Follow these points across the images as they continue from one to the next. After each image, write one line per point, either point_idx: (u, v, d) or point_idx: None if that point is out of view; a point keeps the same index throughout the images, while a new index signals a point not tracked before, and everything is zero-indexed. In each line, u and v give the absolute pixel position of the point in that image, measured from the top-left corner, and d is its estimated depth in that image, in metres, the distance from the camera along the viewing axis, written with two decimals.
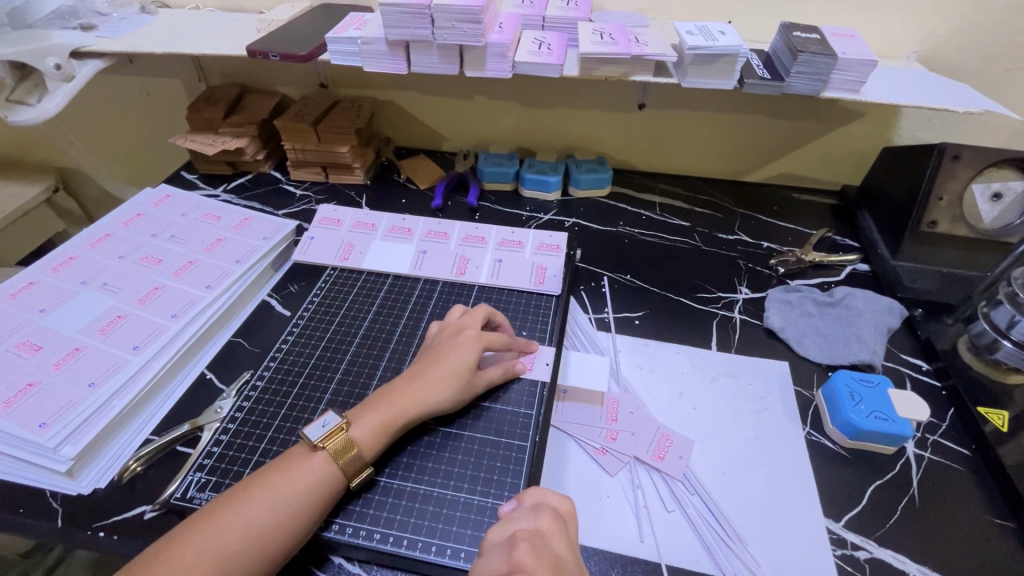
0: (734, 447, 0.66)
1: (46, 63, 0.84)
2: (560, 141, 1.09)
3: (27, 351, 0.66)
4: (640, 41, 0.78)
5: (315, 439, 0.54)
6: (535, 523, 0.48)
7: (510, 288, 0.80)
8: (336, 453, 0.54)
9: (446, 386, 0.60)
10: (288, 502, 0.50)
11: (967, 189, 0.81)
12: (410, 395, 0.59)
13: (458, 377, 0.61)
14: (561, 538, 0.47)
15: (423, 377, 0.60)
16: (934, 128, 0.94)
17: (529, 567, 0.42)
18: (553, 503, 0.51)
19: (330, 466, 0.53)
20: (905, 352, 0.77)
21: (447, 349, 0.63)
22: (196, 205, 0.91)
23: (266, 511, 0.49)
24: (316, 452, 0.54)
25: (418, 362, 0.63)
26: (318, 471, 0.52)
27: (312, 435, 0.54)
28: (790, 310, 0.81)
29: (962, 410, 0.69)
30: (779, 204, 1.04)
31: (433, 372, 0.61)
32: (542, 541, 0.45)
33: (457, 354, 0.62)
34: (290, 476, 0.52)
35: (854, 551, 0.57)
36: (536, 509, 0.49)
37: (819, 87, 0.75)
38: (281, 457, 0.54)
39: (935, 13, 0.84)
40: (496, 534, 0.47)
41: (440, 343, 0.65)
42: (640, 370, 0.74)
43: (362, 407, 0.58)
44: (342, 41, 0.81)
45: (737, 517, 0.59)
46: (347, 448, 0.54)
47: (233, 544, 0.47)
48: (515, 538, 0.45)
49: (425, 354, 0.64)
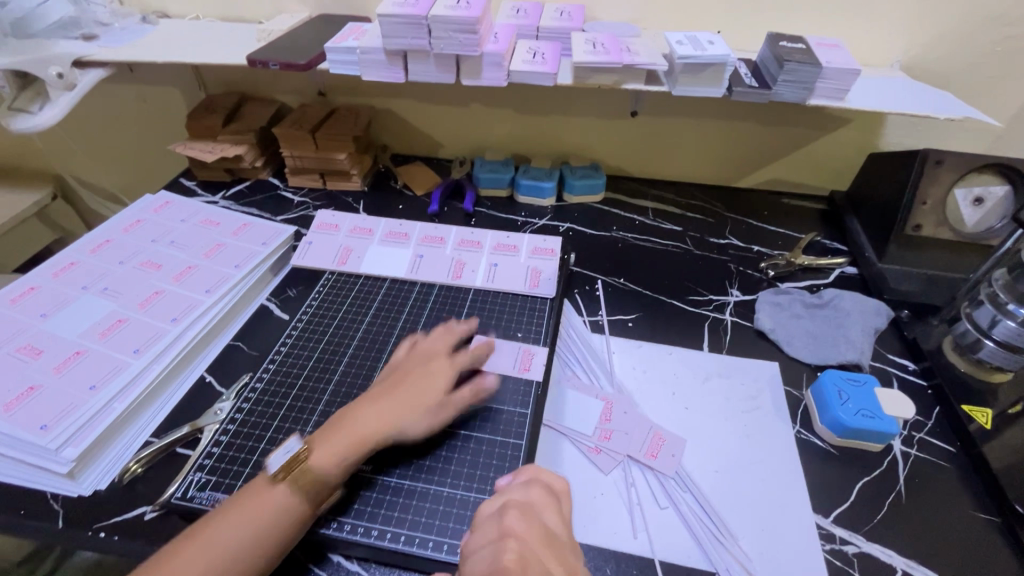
0: (726, 447, 0.67)
1: (48, 72, 0.86)
2: (555, 148, 1.11)
3: (29, 355, 0.67)
4: (632, 50, 0.80)
5: (275, 468, 0.54)
6: (527, 495, 0.50)
7: (506, 291, 0.82)
8: (296, 481, 0.54)
9: (415, 412, 0.60)
10: (245, 533, 0.50)
11: (950, 194, 0.84)
12: (375, 420, 0.59)
13: (428, 404, 0.61)
14: (552, 511, 0.49)
15: (390, 400, 0.60)
16: (917, 135, 0.97)
17: (520, 533, 0.46)
18: (547, 479, 0.53)
19: (292, 494, 0.53)
20: (893, 353, 0.79)
21: (414, 375, 0.63)
22: (195, 211, 0.92)
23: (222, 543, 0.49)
24: (276, 481, 0.54)
25: (386, 385, 0.63)
26: (278, 499, 0.53)
27: (273, 465, 0.55)
28: (781, 312, 0.83)
29: (947, 408, 0.71)
30: (770, 209, 1.06)
31: (398, 399, 0.61)
32: (534, 514, 0.48)
33: (424, 380, 0.63)
34: (248, 506, 0.52)
35: (843, 545, 0.58)
36: (528, 483, 0.51)
37: (804, 94, 0.77)
38: (243, 487, 0.54)
39: (917, 24, 0.87)
40: (487, 506, 0.49)
41: (408, 368, 0.65)
42: (634, 371, 0.75)
43: (324, 434, 0.58)
44: (340, 51, 0.83)
45: (728, 513, 0.60)
46: (305, 477, 0.54)
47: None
48: (507, 506, 0.48)
49: (393, 377, 0.64)
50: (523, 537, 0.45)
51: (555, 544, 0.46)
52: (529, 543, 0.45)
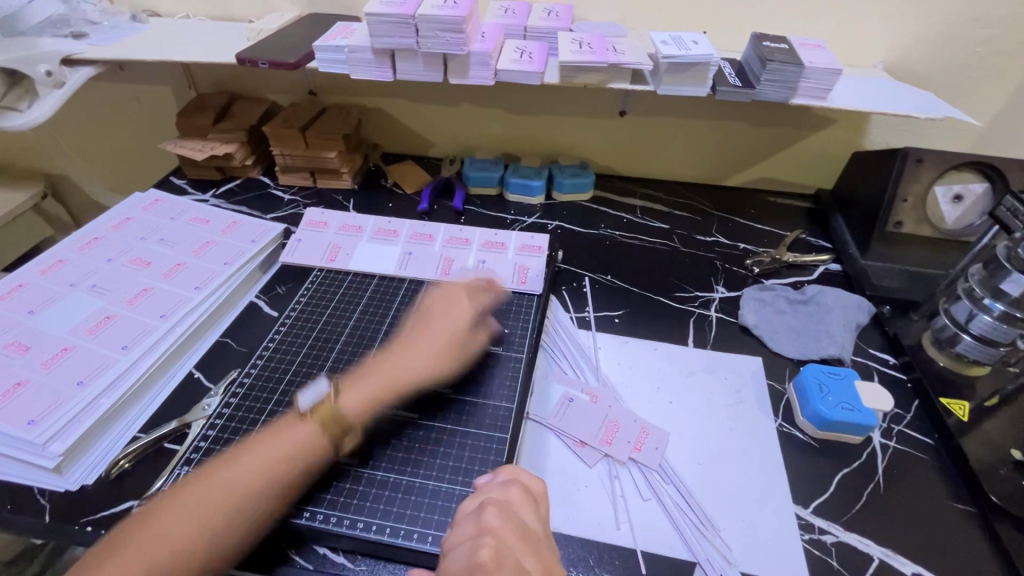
0: (709, 440, 0.68)
1: (37, 70, 0.86)
2: (545, 146, 1.12)
3: (16, 351, 0.67)
4: (617, 50, 0.81)
5: (309, 406, 0.60)
6: (506, 495, 0.51)
7: None
8: (330, 416, 0.59)
9: (442, 355, 0.68)
10: (276, 463, 0.55)
11: (930, 191, 0.85)
12: (406, 360, 0.66)
13: (453, 343, 0.69)
14: (530, 509, 0.50)
15: (416, 346, 0.68)
16: (899, 134, 0.99)
17: (497, 529, 0.46)
18: (526, 481, 0.53)
19: (317, 432, 0.58)
20: (874, 348, 0.80)
21: (440, 319, 0.72)
22: (185, 209, 0.93)
23: (255, 471, 0.54)
24: (305, 420, 0.59)
25: (414, 333, 0.70)
26: (312, 433, 0.58)
27: (302, 405, 0.60)
28: (765, 308, 0.84)
29: (926, 401, 0.72)
30: (756, 207, 1.07)
31: (426, 346, 0.68)
32: (511, 511, 0.49)
33: (449, 330, 0.70)
34: (284, 438, 0.57)
35: (821, 535, 0.59)
36: (507, 483, 0.52)
37: (787, 93, 0.79)
38: (273, 425, 0.59)
39: (898, 25, 0.88)
40: (467, 505, 0.50)
41: (433, 313, 0.73)
42: (619, 367, 0.76)
43: (352, 379, 0.64)
44: (329, 49, 0.83)
45: (709, 505, 0.61)
46: (335, 416, 0.60)
47: (222, 501, 0.52)
48: (484, 504, 0.48)
49: (421, 325, 0.72)
50: (500, 533, 0.46)
51: (531, 541, 0.46)
52: (506, 538, 0.45)
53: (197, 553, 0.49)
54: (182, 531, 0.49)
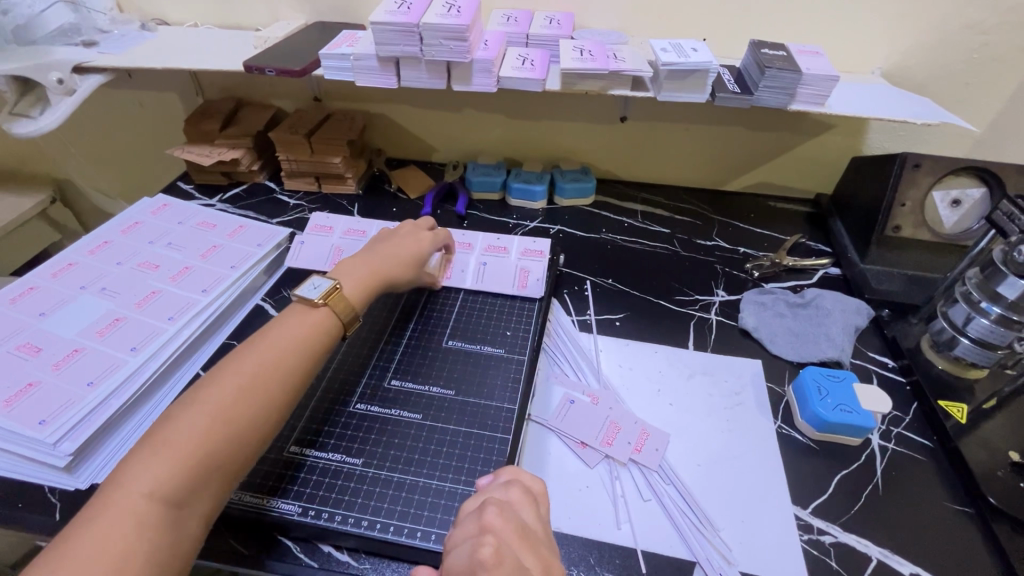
0: (709, 441, 0.69)
1: (49, 78, 0.88)
2: (546, 152, 1.13)
3: (28, 353, 0.68)
4: (618, 57, 0.83)
5: (319, 296, 0.63)
6: (507, 495, 0.51)
7: (495, 292, 0.83)
8: (337, 304, 0.64)
9: (409, 266, 0.76)
10: (296, 350, 0.58)
11: (928, 196, 0.86)
12: (385, 260, 0.73)
13: (419, 259, 0.78)
14: (530, 509, 0.51)
15: (390, 253, 0.74)
16: (897, 139, 1.00)
17: (497, 528, 0.47)
18: (526, 481, 0.54)
19: (330, 316, 0.63)
20: (873, 350, 0.81)
21: (408, 238, 0.78)
22: (192, 213, 0.94)
23: (277, 358, 0.57)
24: (318, 306, 0.63)
25: (384, 243, 0.76)
26: (325, 320, 0.62)
27: (308, 294, 0.63)
28: (765, 311, 0.85)
29: (924, 403, 0.73)
30: (756, 212, 1.08)
31: (399, 256, 0.75)
32: (512, 511, 0.49)
33: (414, 247, 0.78)
34: (297, 327, 0.60)
35: (820, 536, 0.60)
36: (508, 483, 0.53)
37: (786, 100, 0.80)
38: (279, 318, 0.61)
39: (895, 32, 0.89)
40: (468, 504, 0.51)
41: (399, 233, 0.79)
42: (620, 369, 0.77)
43: (344, 274, 0.69)
44: (335, 57, 0.85)
45: (709, 505, 0.62)
46: (345, 303, 0.65)
47: (254, 384, 0.54)
48: (485, 504, 0.49)
49: (385, 240, 0.77)
50: (500, 533, 0.46)
51: (531, 540, 0.47)
52: (507, 537, 0.46)
53: (241, 434, 0.52)
54: (224, 416, 0.51)
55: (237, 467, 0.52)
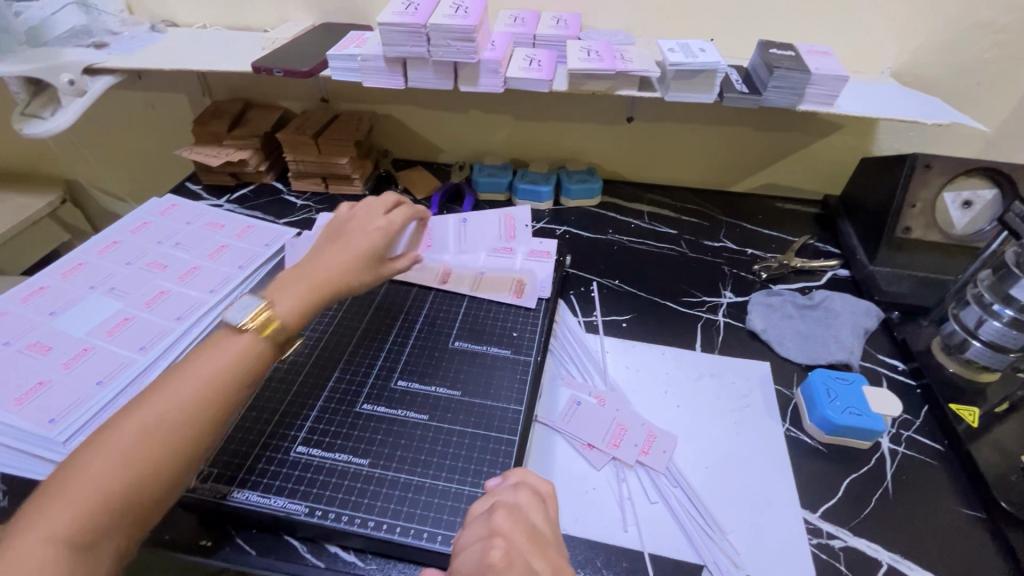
0: (717, 444, 0.68)
1: (60, 79, 0.89)
2: (553, 152, 1.13)
3: (39, 351, 0.69)
4: (625, 58, 0.82)
5: (241, 322, 0.55)
6: (515, 497, 0.51)
7: (491, 301, 0.82)
8: (265, 328, 0.55)
9: (363, 265, 0.66)
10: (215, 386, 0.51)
11: (939, 197, 0.85)
12: (332, 265, 0.63)
13: (375, 254, 0.67)
14: (539, 511, 0.50)
15: (336, 254, 0.64)
16: (907, 140, 0.99)
17: (507, 531, 0.47)
18: (534, 483, 0.53)
19: (257, 341, 0.55)
20: (883, 353, 0.80)
21: (357, 232, 0.67)
22: (200, 213, 0.95)
23: (194, 397, 0.50)
24: (242, 330, 0.54)
25: (333, 242, 0.66)
26: (250, 349, 0.54)
27: (234, 319, 0.55)
28: (773, 313, 0.84)
29: (935, 407, 0.72)
30: (763, 212, 1.08)
31: (350, 257, 0.65)
32: (521, 513, 0.49)
33: (371, 241, 0.67)
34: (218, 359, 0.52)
35: (830, 540, 0.59)
36: (518, 485, 0.53)
37: (795, 100, 0.79)
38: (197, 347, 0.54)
39: (905, 32, 0.89)
40: (478, 505, 0.51)
41: (349, 227, 0.68)
42: (627, 371, 0.77)
43: (279, 288, 0.60)
44: (342, 58, 0.85)
45: (717, 507, 0.62)
46: (277, 324, 0.56)
47: (173, 416, 0.48)
48: (494, 506, 0.49)
49: (335, 239, 0.67)
50: (510, 536, 0.46)
51: (540, 542, 0.47)
52: (517, 540, 0.46)
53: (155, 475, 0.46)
54: (121, 474, 0.45)
55: (151, 510, 0.46)
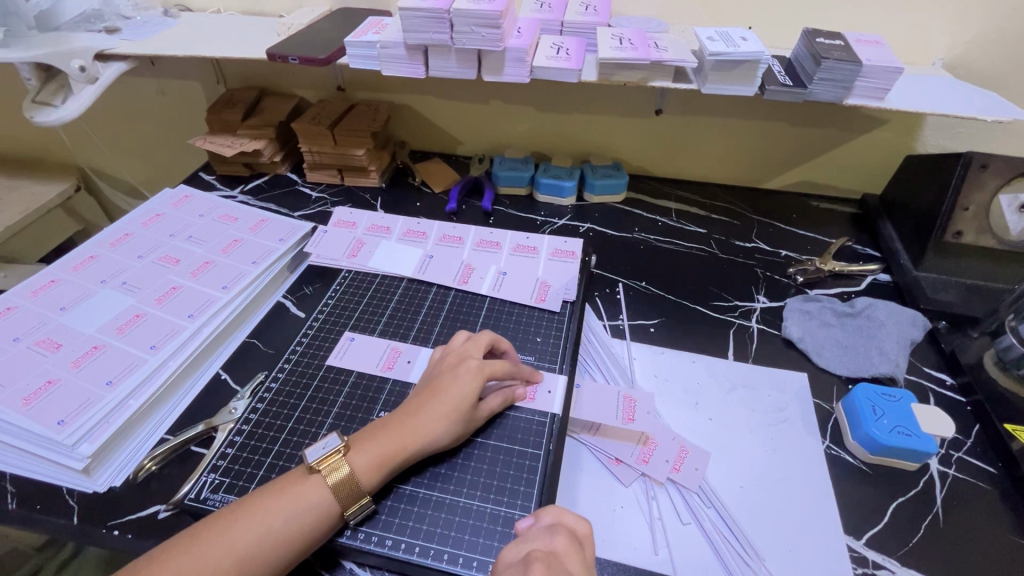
0: (753, 461, 0.64)
1: (70, 65, 0.86)
2: (576, 146, 1.08)
3: (48, 349, 0.67)
4: (660, 46, 0.77)
5: (312, 461, 0.54)
6: (551, 544, 0.47)
7: (511, 301, 0.78)
8: (331, 478, 0.53)
9: (447, 419, 0.58)
10: (260, 539, 0.49)
11: (994, 201, 0.79)
12: (409, 424, 0.57)
13: (461, 410, 0.58)
14: (577, 559, 0.47)
15: (420, 406, 0.58)
16: (957, 136, 0.93)
17: None
18: (570, 524, 0.50)
19: (324, 492, 0.52)
20: (929, 366, 0.75)
21: (448, 380, 0.60)
22: (213, 206, 0.92)
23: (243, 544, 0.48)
24: (312, 474, 0.53)
25: (420, 393, 0.60)
26: (313, 497, 0.52)
27: (310, 456, 0.54)
28: (810, 321, 0.79)
29: (988, 426, 0.67)
30: (797, 211, 1.03)
31: (432, 408, 0.58)
32: (558, 564, 0.46)
33: (456, 388, 0.59)
34: (281, 502, 0.51)
35: (875, 570, 0.55)
36: (552, 529, 0.49)
37: (842, 93, 0.74)
38: (275, 480, 0.54)
39: (961, 20, 0.82)
40: (510, 555, 0.47)
41: (441, 372, 0.62)
42: (655, 380, 0.73)
43: (364, 434, 0.57)
44: (360, 45, 0.81)
45: (754, 531, 0.58)
46: (343, 479, 0.53)
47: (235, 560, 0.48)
48: (530, 559, 0.45)
49: (425, 386, 0.61)
50: None
51: None
52: None
53: None
54: None
55: None
